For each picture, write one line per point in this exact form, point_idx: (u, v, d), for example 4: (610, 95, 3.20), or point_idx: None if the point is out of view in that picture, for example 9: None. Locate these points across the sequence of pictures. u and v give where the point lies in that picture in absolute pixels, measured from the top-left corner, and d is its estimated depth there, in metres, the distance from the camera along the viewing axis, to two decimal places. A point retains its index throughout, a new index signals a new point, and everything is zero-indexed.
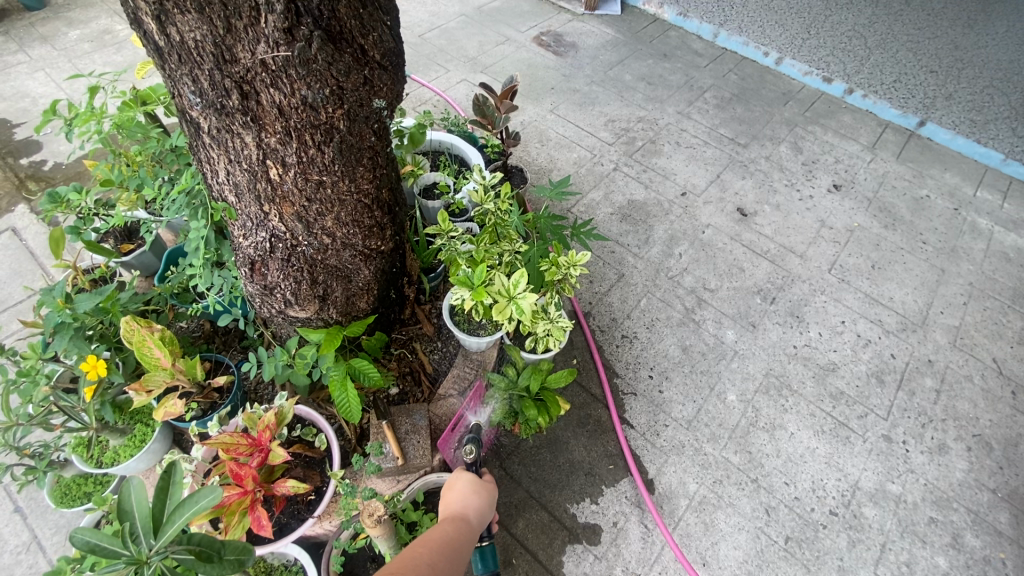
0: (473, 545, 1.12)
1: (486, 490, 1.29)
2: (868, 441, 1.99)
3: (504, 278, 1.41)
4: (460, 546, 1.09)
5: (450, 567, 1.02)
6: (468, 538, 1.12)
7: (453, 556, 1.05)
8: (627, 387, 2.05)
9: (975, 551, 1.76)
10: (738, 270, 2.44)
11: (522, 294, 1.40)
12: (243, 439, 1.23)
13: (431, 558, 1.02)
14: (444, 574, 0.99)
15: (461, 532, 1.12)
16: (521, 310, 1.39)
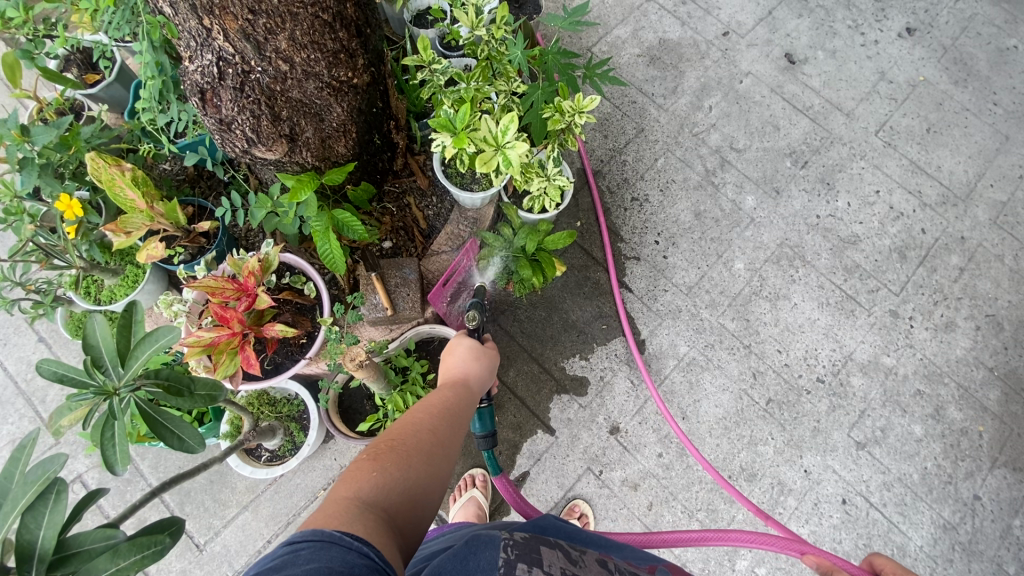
0: (474, 408, 1.04)
1: (487, 355, 1.19)
2: (873, 314, 1.94)
3: (491, 124, 1.25)
4: (461, 409, 1.00)
5: (451, 429, 0.94)
6: (469, 401, 1.04)
7: (453, 419, 0.96)
8: (630, 251, 1.97)
9: (954, 423, 1.81)
10: (772, 129, 2.18)
11: (510, 143, 1.26)
12: (229, 283, 1.22)
13: (432, 418, 0.93)
14: (446, 437, 0.91)
15: (461, 395, 1.04)
16: (508, 161, 1.27)
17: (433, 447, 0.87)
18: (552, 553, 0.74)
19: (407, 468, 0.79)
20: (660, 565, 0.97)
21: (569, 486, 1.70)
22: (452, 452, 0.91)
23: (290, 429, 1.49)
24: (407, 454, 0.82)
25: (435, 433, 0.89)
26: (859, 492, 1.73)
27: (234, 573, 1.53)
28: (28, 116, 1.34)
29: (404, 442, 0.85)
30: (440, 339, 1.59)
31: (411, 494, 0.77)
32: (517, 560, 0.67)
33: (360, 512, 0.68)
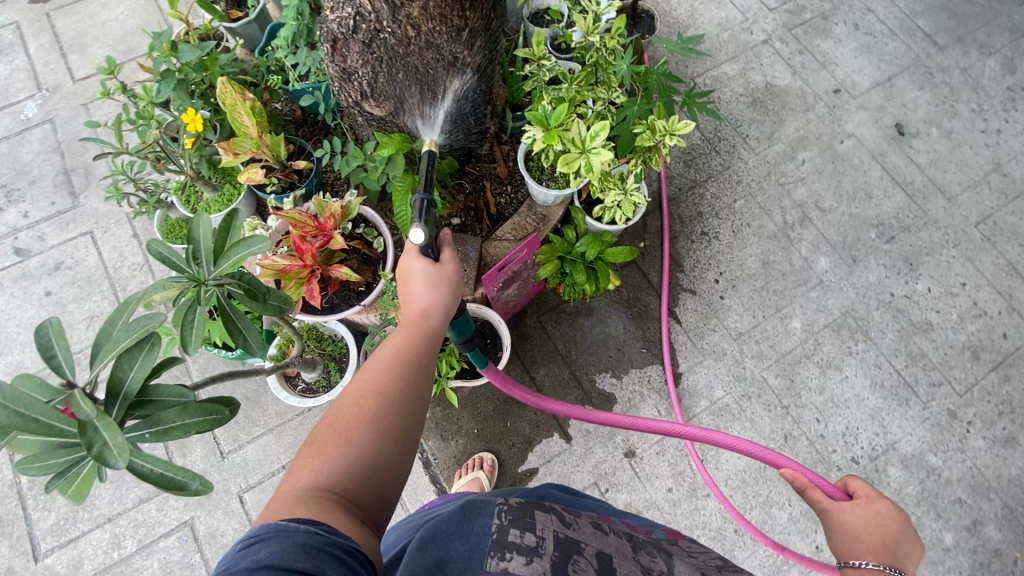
0: (433, 352, 0.97)
1: (445, 272, 1.04)
2: (928, 409, 1.83)
3: (582, 127, 1.29)
4: (415, 358, 0.93)
5: (404, 381, 0.89)
6: (425, 347, 0.96)
7: (406, 369, 0.90)
8: (687, 283, 1.96)
9: (991, 543, 1.68)
10: (864, 196, 2.11)
11: (596, 149, 1.29)
12: (310, 220, 1.32)
13: (377, 378, 0.88)
14: (398, 396, 0.86)
15: (415, 341, 0.95)
16: (589, 166, 1.30)
17: (376, 408, 0.84)
18: (547, 517, 0.77)
19: (347, 445, 0.78)
20: (658, 527, 0.99)
21: None
22: (407, 405, 0.87)
23: (328, 367, 1.58)
24: (346, 430, 0.80)
25: (379, 395, 0.85)
26: None
27: (246, 486, 1.64)
28: (178, 36, 1.50)
29: (346, 415, 0.82)
30: (482, 320, 1.65)
31: (359, 468, 0.77)
32: (509, 526, 0.71)
33: (299, 500, 0.70)
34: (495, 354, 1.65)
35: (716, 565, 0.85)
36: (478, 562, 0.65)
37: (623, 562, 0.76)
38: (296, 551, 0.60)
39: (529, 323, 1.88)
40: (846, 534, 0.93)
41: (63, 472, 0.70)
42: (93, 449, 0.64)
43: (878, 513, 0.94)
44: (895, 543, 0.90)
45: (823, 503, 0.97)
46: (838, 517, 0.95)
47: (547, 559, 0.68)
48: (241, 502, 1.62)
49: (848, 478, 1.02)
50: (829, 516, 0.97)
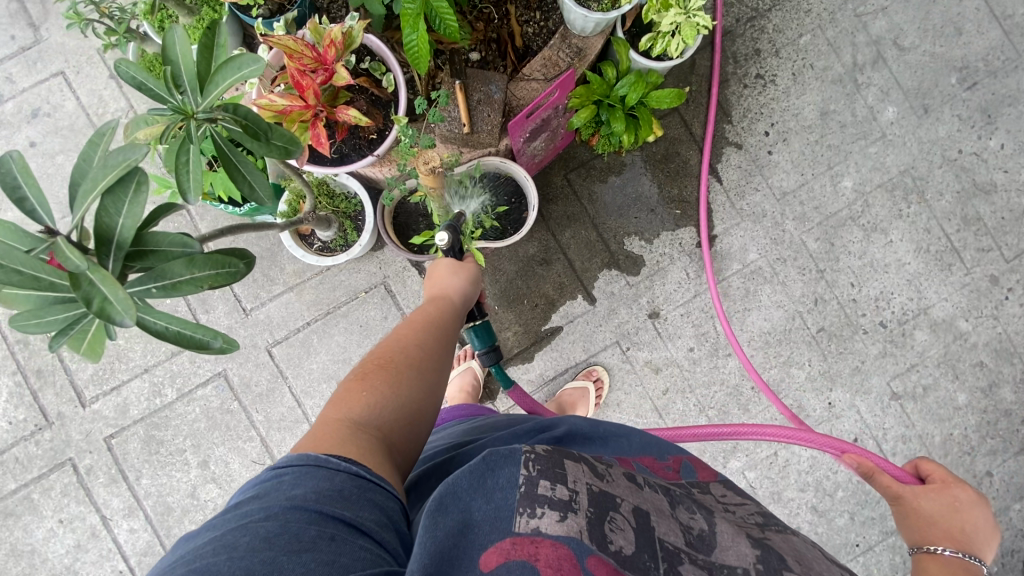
0: (459, 324, 1.00)
1: (470, 266, 1.13)
2: (970, 275, 1.75)
3: None
4: (446, 324, 0.96)
5: (439, 342, 0.90)
6: (453, 317, 0.99)
7: (439, 332, 0.93)
8: (734, 136, 1.75)
9: (1002, 403, 1.73)
10: (952, 32, 1.78)
11: None
12: (308, 49, 1.12)
13: (414, 335, 0.89)
14: (433, 350, 0.88)
15: (444, 312, 0.98)
16: None
17: (423, 362, 0.84)
18: (579, 465, 0.68)
19: (398, 387, 0.77)
20: (686, 458, 0.95)
21: (594, 352, 1.71)
22: (442, 363, 0.88)
23: (344, 226, 1.50)
24: (394, 372, 0.79)
25: (420, 348, 0.86)
26: (874, 436, 1.72)
27: (273, 341, 1.66)
28: None
29: (390, 361, 0.82)
30: (507, 177, 1.51)
31: (404, 414, 0.76)
32: (539, 477, 0.62)
33: (352, 435, 0.67)
34: (522, 216, 1.54)
35: (757, 522, 0.81)
36: (506, 523, 0.59)
37: (660, 519, 0.68)
38: (336, 495, 0.57)
39: (555, 180, 1.73)
40: (921, 514, 1.10)
41: (66, 330, 0.64)
42: (93, 305, 0.58)
43: (954, 497, 1.10)
44: (969, 528, 1.05)
45: (894, 489, 1.15)
46: (912, 501, 1.12)
47: (582, 515, 0.62)
48: (270, 356, 1.66)
49: (917, 460, 1.20)
50: (902, 499, 1.14)
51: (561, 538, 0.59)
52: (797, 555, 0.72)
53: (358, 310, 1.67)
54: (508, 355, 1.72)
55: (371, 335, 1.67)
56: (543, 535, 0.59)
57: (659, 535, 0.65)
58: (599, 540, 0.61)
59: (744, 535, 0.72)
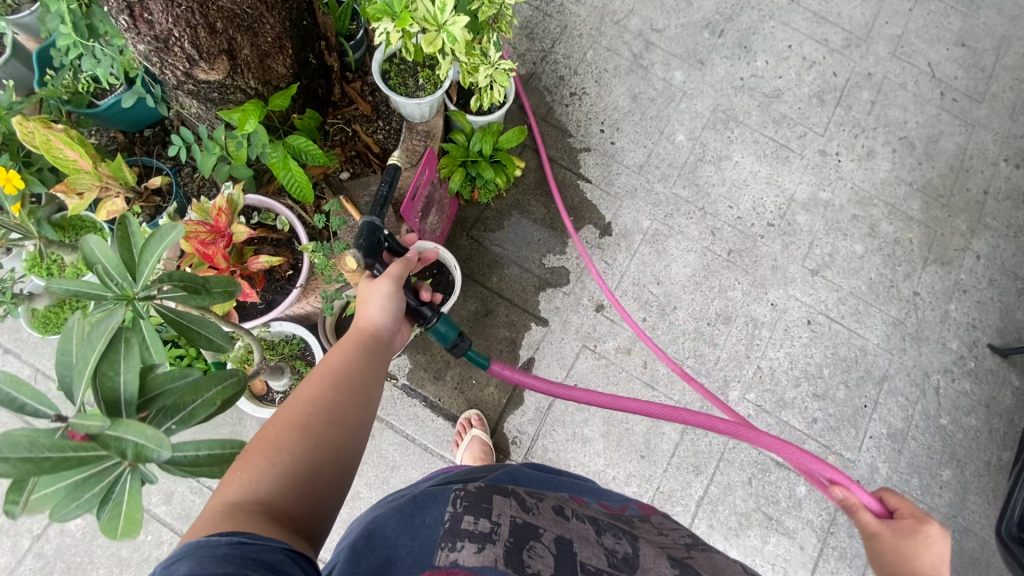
0: (367, 354, 0.96)
1: (387, 286, 1.06)
2: (805, 157, 2.12)
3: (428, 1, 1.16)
4: (349, 361, 0.92)
5: (337, 385, 0.86)
6: (360, 350, 0.95)
7: (338, 373, 0.89)
8: (580, 144, 2.06)
9: (888, 236, 2.05)
10: (686, 5, 2.26)
11: (451, 20, 1.17)
12: (201, 226, 1.21)
13: (308, 384, 0.86)
14: (324, 398, 0.84)
15: (348, 347, 0.95)
16: (453, 40, 1.18)
17: (313, 415, 0.81)
18: (505, 503, 0.80)
19: (281, 453, 0.75)
20: (631, 504, 1.12)
21: (570, 365, 1.81)
22: (341, 407, 0.84)
23: (296, 367, 1.53)
24: (279, 439, 0.76)
25: (310, 401, 0.83)
26: (821, 311, 1.94)
27: None
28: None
29: (277, 423, 0.79)
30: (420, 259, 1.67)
31: (289, 481, 0.73)
32: (463, 514, 0.73)
33: (226, 515, 0.66)
34: (450, 280, 1.67)
35: (685, 543, 0.97)
36: (427, 556, 0.68)
37: (585, 546, 0.80)
38: (216, 563, 0.56)
39: (461, 242, 1.90)
40: (891, 552, 1.00)
41: (108, 497, 0.66)
42: (128, 454, 0.59)
43: (931, 535, 0.99)
44: (938, 565, 0.97)
45: (872, 526, 1.04)
46: (885, 540, 1.02)
47: (500, 545, 0.70)
48: None
49: (881, 489, 1.12)
50: (874, 537, 1.04)
51: (477, 566, 0.66)
52: (713, 569, 0.89)
53: None
54: (501, 409, 1.77)
55: (369, 458, 1.67)
56: (460, 564, 0.66)
57: (580, 560, 0.76)
58: (518, 566, 0.68)
59: (665, 556, 0.87)
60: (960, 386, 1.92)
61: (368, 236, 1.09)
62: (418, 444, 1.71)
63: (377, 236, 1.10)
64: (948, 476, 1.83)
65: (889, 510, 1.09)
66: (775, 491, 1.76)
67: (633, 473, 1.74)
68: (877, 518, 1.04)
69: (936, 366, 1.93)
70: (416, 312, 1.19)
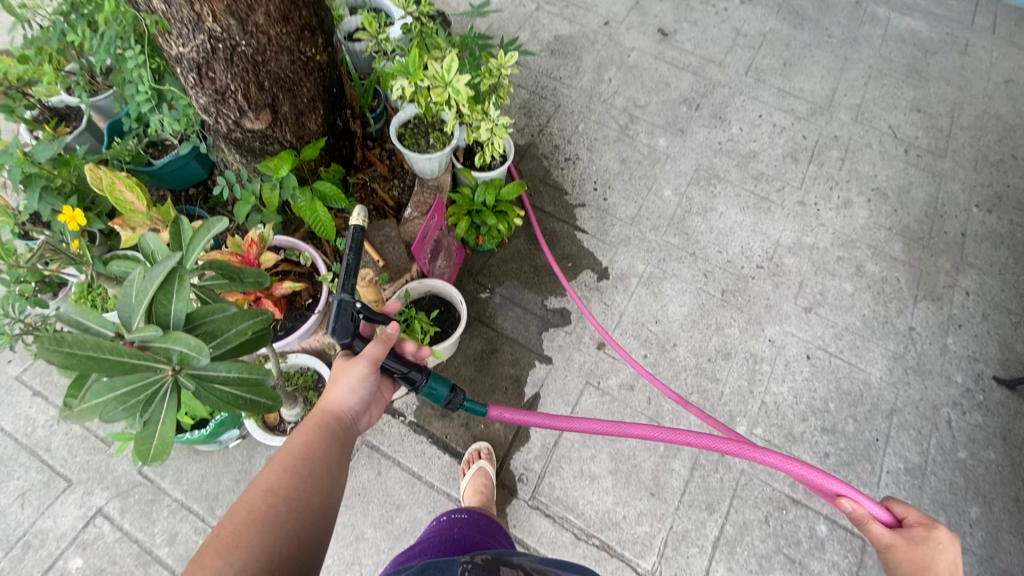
0: (332, 445, 1.04)
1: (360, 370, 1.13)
2: (786, 207, 2.29)
3: (437, 64, 1.40)
4: (315, 453, 1.00)
5: (301, 478, 0.95)
6: (325, 441, 1.03)
7: (303, 466, 0.97)
8: (576, 200, 2.27)
9: (875, 275, 2.15)
10: (664, 86, 2.59)
11: (457, 77, 1.41)
12: (235, 256, 1.37)
13: (275, 475, 0.93)
14: (291, 489, 0.92)
15: (315, 438, 1.03)
16: (458, 92, 1.41)
17: (279, 506, 0.89)
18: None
19: (247, 543, 0.82)
20: None
21: (575, 402, 1.84)
22: (304, 498, 0.93)
23: (310, 398, 1.59)
24: (243, 529, 0.83)
25: (278, 491, 0.91)
26: (819, 347, 1.99)
27: None
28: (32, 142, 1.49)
29: (242, 515, 0.85)
30: (428, 297, 1.79)
31: (253, 575, 0.79)
32: None
33: None
34: (456, 316, 1.77)
35: None
36: None
37: None
38: None
39: (467, 286, 2.03)
40: (908, 560, 1.11)
41: (155, 402, 0.81)
42: (177, 358, 0.77)
43: (940, 541, 1.11)
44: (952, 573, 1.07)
45: (885, 538, 1.15)
46: (900, 551, 1.13)
47: None
48: None
49: (886, 501, 1.25)
50: (888, 549, 1.15)
51: None
52: None
53: (351, 479, 1.68)
54: (507, 447, 1.77)
55: (375, 496, 1.66)
56: None
57: None
58: None
59: None
60: (972, 418, 1.89)
61: (342, 317, 1.10)
62: (424, 483, 1.70)
63: (352, 315, 1.11)
64: (976, 513, 1.74)
65: (897, 518, 1.21)
66: (795, 531, 1.69)
67: (644, 512, 1.70)
68: (889, 531, 1.15)
69: (945, 399, 1.92)
70: (406, 378, 1.23)
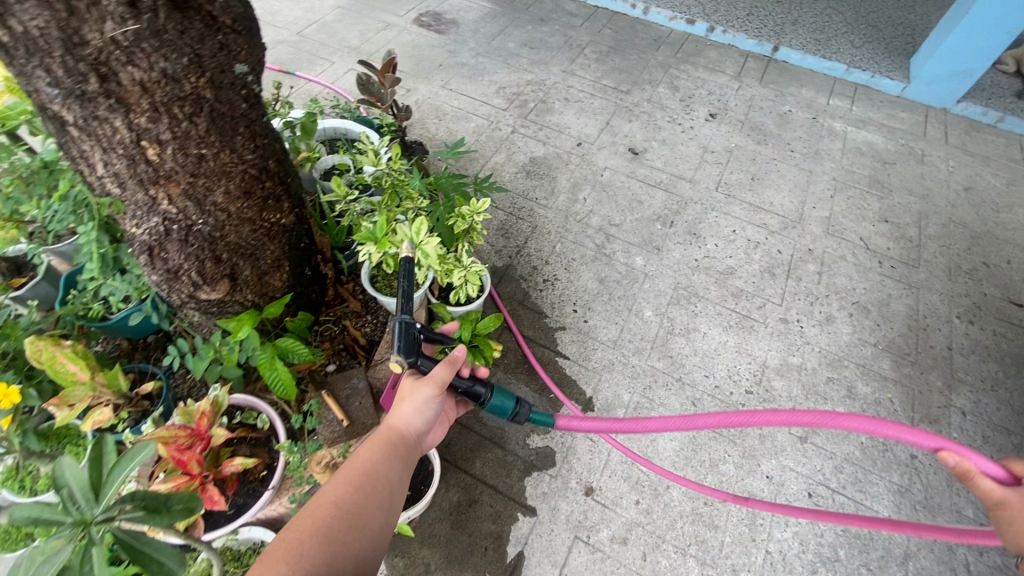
0: (396, 464, 1.14)
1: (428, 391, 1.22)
2: (769, 325, 2.26)
3: (405, 228, 1.38)
4: (378, 473, 1.10)
5: (364, 497, 1.05)
6: (390, 461, 1.13)
7: (367, 485, 1.07)
8: (556, 323, 2.22)
9: (867, 396, 2.08)
10: (638, 203, 2.67)
11: (426, 240, 1.38)
12: (183, 430, 1.25)
13: (343, 489, 1.04)
14: (353, 507, 1.03)
15: (382, 454, 1.13)
16: (427, 256, 1.38)
17: (342, 520, 1.00)
18: None
19: (310, 554, 0.93)
20: None
21: (562, 561, 1.67)
22: (364, 516, 1.03)
23: None
24: (309, 538, 0.95)
25: (343, 507, 1.01)
26: (820, 482, 1.86)
27: None
28: None
29: (310, 523, 0.97)
30: None
31: None
32: None
33: None
34: (427, 469, 1.66)
35: None
36: None
37: None
38: None
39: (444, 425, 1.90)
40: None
41: None
42: None
43: None
44: None
45: (996, 494, 1.00)
46: (1015, 509, 0.99)
47: None
48: None
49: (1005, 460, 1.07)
50: (1003, 505, 1.00)
51: None
52: None
53: None
54: None
55: None
56: None
57: None
58: None
59: None
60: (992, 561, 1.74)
61: (404, 337, 1.19)
62: None
63: (412, 336, 1.20)
64: None
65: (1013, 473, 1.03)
66: None
67: None
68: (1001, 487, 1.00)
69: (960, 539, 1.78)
70: (471, 392, 1.31)
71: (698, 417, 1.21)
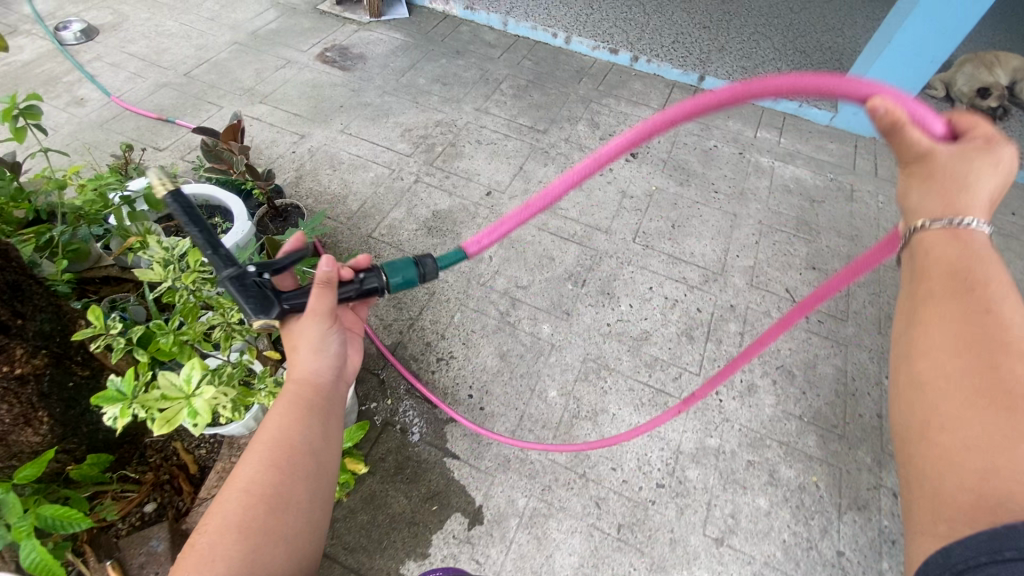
0: (314, 420, 1.03)
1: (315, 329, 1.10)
2: (685, 401, 2.04)
3: (171, 375, 1.08)
4: (292, 437, 0.99)
5: (280, 469, 0.95)
6: (307, 419, 1.02)
7: (282, 454, 0.96)
8: (447, 413, 1.95)
9: (791, 482, 1.87)
10: (548, 260, 2.43)
11: (199, 389, 1.08)
12: None
13: (254, 467, 0.93)
14: (270, 482, 0.92)
15: (294, 415, 1.02)
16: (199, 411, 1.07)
17: (261, 501, 0.90)
18: None
19: (230, 547, 0.85)
20: None
21: None
22: (288, 488, 0.94)
23: None
24: (222, 535, 0.86)
25: (255, 488, 0.91)
26: None
27: None
28: None
29: (223, 518, 0.88)
30: None
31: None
32: None
33: None
34: None
35: None
36: None
37: None
38: None
39: None
40: (947, 191, 0.91)
41: None
42: None
43: (1001, 152, 0.90)
44: (995, 196, 0.91)
45: (925, 141, 0.92)
46: (941, 155, 0.92)
47: None
48: None
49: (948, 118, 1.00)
50: (931, 152, 0.93)
51: None
52: None
53: None
54: None
55: None
56: None
57: None
58: None
59: None
60: None
61: (245, 292, 1.05)
62: None
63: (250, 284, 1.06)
64: None
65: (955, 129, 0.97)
66: None
67: None
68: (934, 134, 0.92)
69: None
70: (366, 291, 1.16)
71: (604, 148, 1.13)
